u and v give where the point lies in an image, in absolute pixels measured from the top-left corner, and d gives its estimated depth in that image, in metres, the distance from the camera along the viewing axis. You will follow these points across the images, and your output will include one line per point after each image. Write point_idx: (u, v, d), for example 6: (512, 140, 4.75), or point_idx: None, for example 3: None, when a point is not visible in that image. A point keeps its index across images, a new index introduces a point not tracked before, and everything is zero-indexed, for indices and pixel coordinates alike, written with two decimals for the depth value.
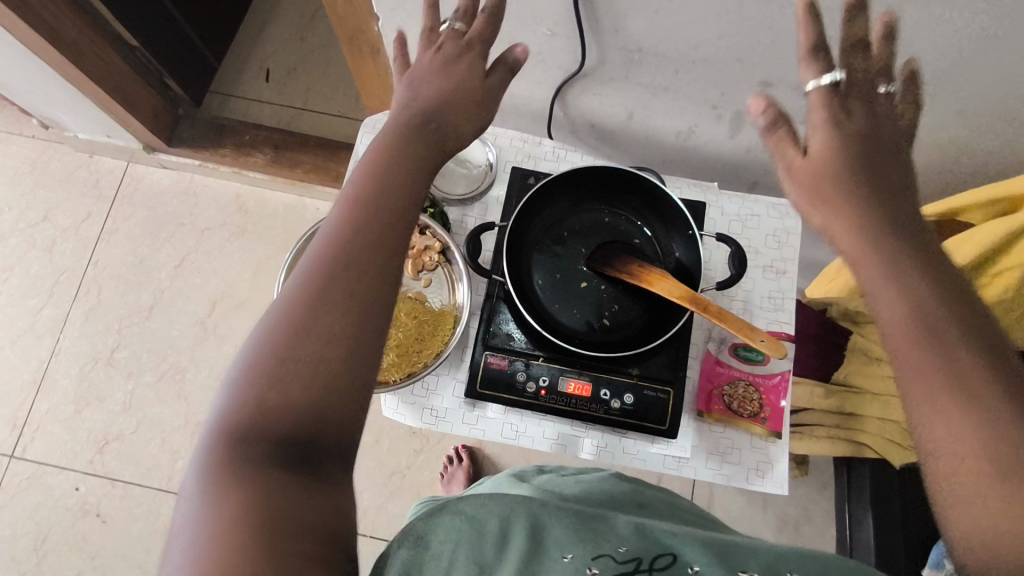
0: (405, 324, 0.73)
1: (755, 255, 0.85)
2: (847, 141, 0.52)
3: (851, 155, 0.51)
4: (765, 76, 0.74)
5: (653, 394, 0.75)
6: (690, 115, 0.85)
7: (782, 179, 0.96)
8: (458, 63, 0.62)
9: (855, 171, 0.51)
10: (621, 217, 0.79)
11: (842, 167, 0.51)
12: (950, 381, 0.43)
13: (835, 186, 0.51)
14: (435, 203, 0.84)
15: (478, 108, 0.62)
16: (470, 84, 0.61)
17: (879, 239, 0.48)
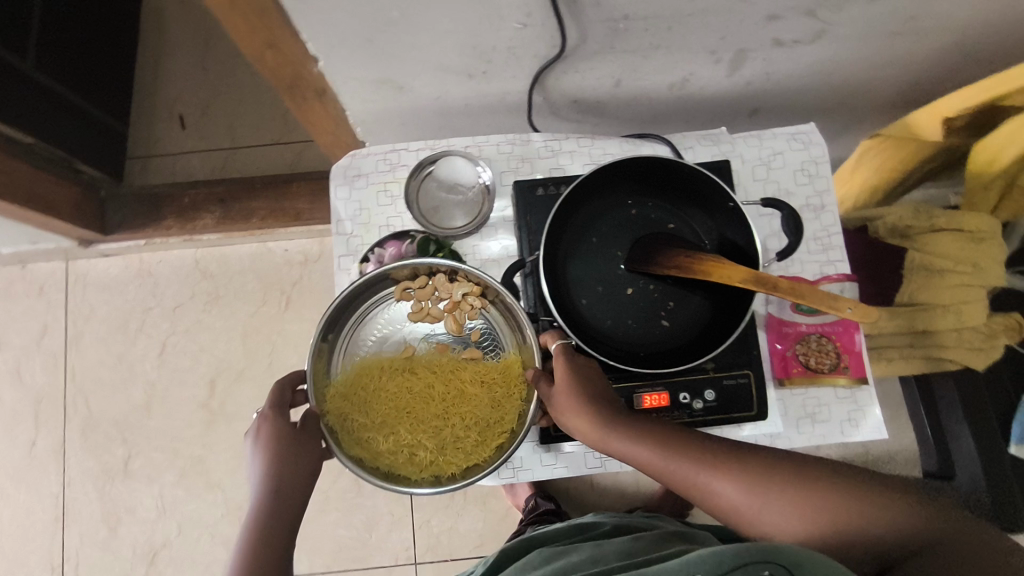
0: (474, 396, 0.70)
1: (788, 197, 0.79)
2: (581, 366, 0.64)
3: (587, 376, 0.63)
4: (771, 9, 0.66)
5: (733, 383, 0.70)
6: (685, 65, 0.77)
7: (784, 101, 0.89)
8: (268, 423, 0.64)
9: (595, 387, 0.62)
10: (648, 206, 0.72)
11: (586, 384, 0.62)
12: (753, 501, 0.54)
13: (590, 402, 0.60)
14: (441, 243, 0.75)
15: (312, 458, 0.63)
16: (288, 435, 0.63)
17: (639, 429, 0.59)
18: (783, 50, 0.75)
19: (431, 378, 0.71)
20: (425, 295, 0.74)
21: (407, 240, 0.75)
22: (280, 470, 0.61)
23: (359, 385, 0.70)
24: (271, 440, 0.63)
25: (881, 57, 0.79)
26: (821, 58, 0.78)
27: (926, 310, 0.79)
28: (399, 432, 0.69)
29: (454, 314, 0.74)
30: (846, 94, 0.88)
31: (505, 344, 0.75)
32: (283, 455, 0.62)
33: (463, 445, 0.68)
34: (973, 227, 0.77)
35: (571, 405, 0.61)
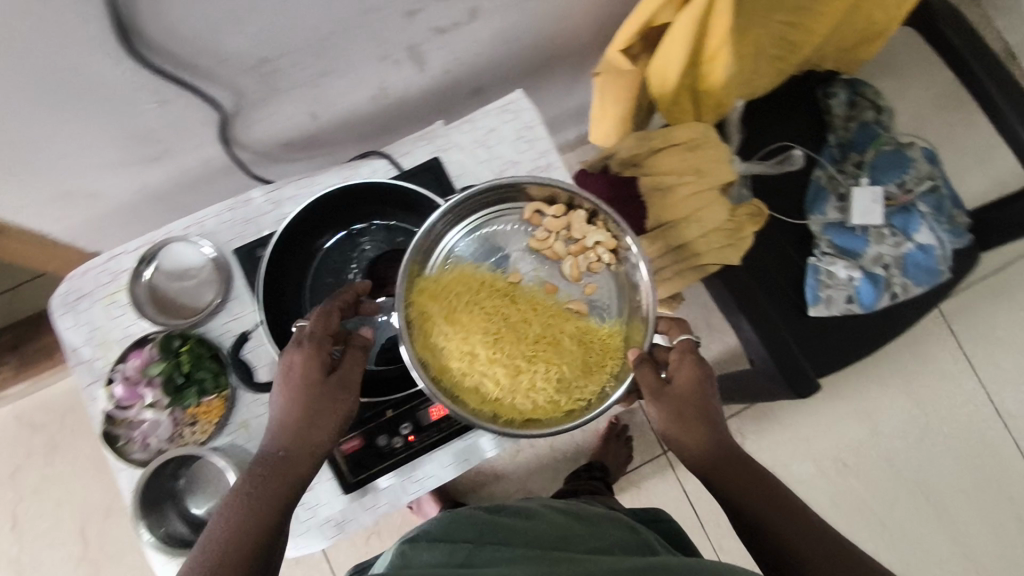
0: (566, 348, 0.67)
1: (515, 167, 0.81)
2: (703, 377, 0.62)
3: (705, 388, 0.62)
4: (404, 5, 0.65)
5: None
6: (369, 78, 0.76)
7: (495, 71, 0.90)
8: (300, 356, 0.57)
9: (706, 406, 0.62)
10: (372, 228, 0.72)
11: (697, 393, 0.62)
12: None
13: (687, 413, 0.61)
14: (185, 335, 0.72)
15: (335, 421, 0.57)
16: (316, 381, 0.56)
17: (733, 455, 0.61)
18: (453, 34, 0.76)
19: (532, 312, 0.68)
20: (555, 227, 0.71)
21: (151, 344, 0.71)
22: (295, 432, 0.55)
23: (452, 289, 0.68)
24: (296, 384, 0.56)
25: (554, 8, 0.81)
26: (497, 30, 0.79)
27: (672, 227, 0.83)
28: (478, 356, 0.65)
29: (574, 251, 0.71)
30: (550, 47, 0.90)
31: (619, 309, 0.71)
32: (296, 407, 0.56)
33: (537, 397, 0.64)
34: (685, 139, 0.82)
35: (664, 413, 0.61)
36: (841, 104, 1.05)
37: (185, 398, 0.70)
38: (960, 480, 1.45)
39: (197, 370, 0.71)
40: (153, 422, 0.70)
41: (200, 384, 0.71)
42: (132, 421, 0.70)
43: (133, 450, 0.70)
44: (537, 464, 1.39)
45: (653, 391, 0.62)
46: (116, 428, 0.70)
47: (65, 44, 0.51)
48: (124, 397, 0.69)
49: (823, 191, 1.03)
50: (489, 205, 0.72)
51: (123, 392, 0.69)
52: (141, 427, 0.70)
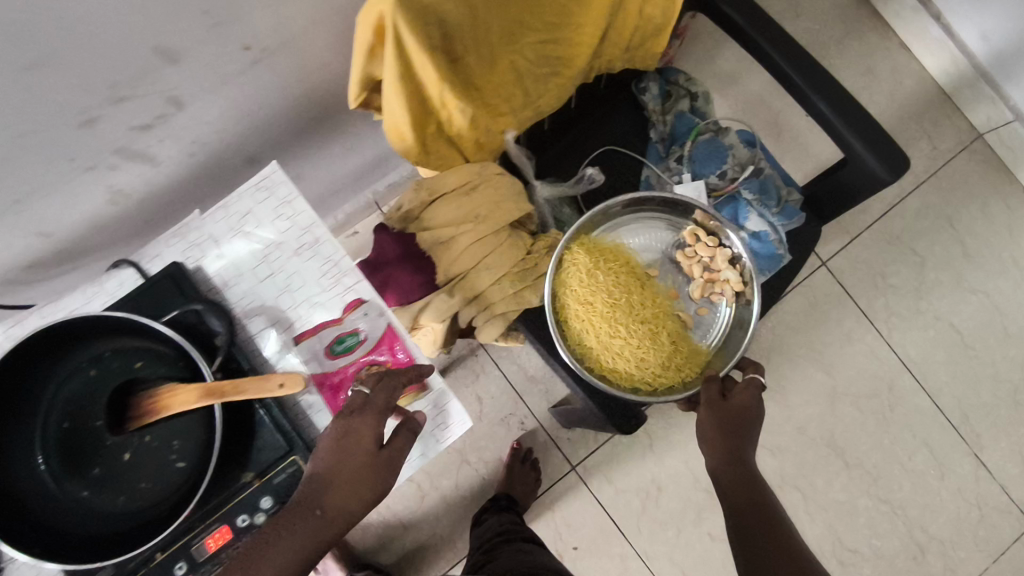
0: (660, 344, 0.87)
1: (279, 249, 0.74)
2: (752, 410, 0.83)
3: (745, 422, 0.82)
4: (67, 119, 0.59)
5: (284, 476, 0.66)
6: (90, 187, 0.69)
7: (259, 138, 0.83)
8: (362, 420, 0.65)
9: (735, 425, 0.81)
10: (97, 358, 0.64)
11: (738, 419, 0.82)
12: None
13: (726, 430, 0.81)
14: None
15: (379, 478, 0.64)
16: (367, 456, 0.63)
17: (745, 478, 0.77)
18: (169, 125, 0.69)
19: (653, 299, 0.90)
20: (694, 256, 0.93)
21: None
22: (348, 466, 0.63)
23: (603, 254, 0.89)
24: (345, 448, 0.63)
25: (289, 71, 0.74)
26: (226, 106, 0.72)
27: (462, 278, 0.77)
28: (598, 317, 0.86)
29: (706, 275, 0.93)
30: (315, 103, 0.83)
31: (709, 336, 0.94)
32: (344, 464, 0.63)
33: (626, 360, 0.86)
34: (460, 184, 0.76)
35: (715, 419, 0.82)
36: (655, 97, 1.00)
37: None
38: (873, 437, 1.43)
39: None
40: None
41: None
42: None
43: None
44: (445, 504, 1.34)
45: (712, 404, 0.83)
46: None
47: None
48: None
49: (652, 191, 0.98)
50: (655, 204, 0.94)
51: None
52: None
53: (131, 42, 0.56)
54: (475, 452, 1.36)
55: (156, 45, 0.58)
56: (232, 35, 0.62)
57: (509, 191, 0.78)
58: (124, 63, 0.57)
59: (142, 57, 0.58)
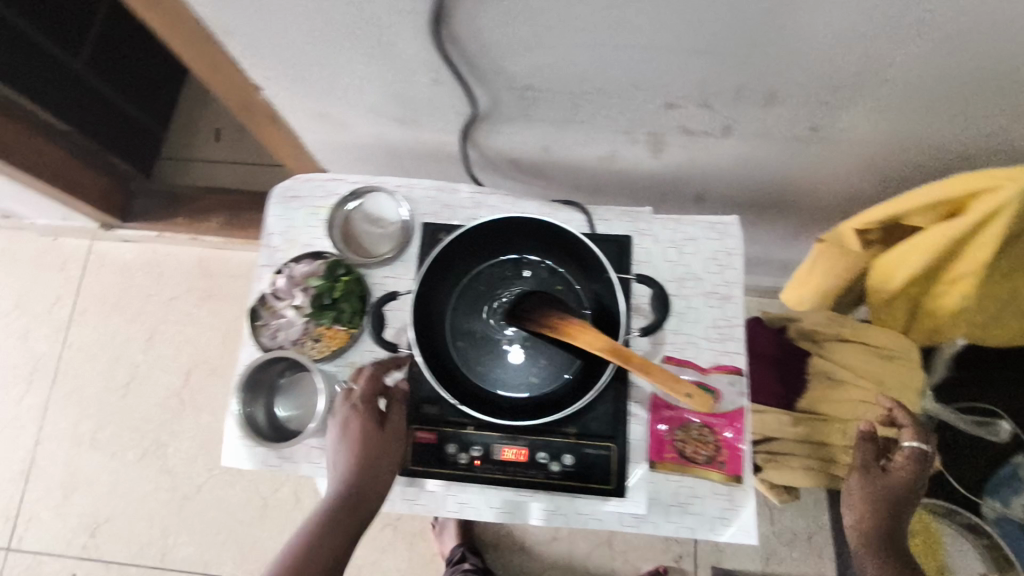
0: None
1: (695, 282, 0.79)
2: (914, 490, 0.67)
3: (908, 492, 0.67)
4: (666, 95, 0.68)
5: (594, 452, 0.70)
6: (606, 143, 0.80)
7: (720, 192, 0.90)
8: (356, 418, 0.68)
9: (893, 508, 0.66)
10: (542, 264, 0.74)
11: (901, 497, 0.67)
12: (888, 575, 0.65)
13: (875, 506, 0.66)
14: (351, 268, 0.80)
15: (389, 451, 0.68)
16: (374, 433, 0.68)
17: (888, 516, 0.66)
18: (698, 140, 0.76)
19: None
20: None
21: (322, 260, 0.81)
22: (360, 453, 0.66)
23: None
24: (366, 440, 0.67)
25: (806, 162, 0.78)
26: (743, 156, 0.78)
27: (823, 420, 0.76)
28: None
29: None
30: (784, 193, 0.88)
31: None
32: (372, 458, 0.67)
33: None
34: (881, 344, 0.76)
35: (863, 488, 0.67)
36: None
37: (324, 318, 0.79)
38: None
39: (343, 300, 0.79)
40: (291, 322, 0.79)
41: (338, 314, 0.78)
42: (275, 310, 0.80)
43: (264, 334, 0.79)
44: (565, 563, 1.30)
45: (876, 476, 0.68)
46: (262, 309, 0.80)
47: (384, 5, 0.58)
48: (282, 290, 0.80)
49: None
50: None
51: (283, 286, 0.79)
52: (280, 320, 0.80)
53: (769, 75, 0.63)
54: (623, 543, 1.31)
55: (775, 87, 0.65)
56: (819, 114, 0.68)
57: (916, 382, 0.76)
58: (744, 87, 0.65)
59: (756, 89, 0.65)
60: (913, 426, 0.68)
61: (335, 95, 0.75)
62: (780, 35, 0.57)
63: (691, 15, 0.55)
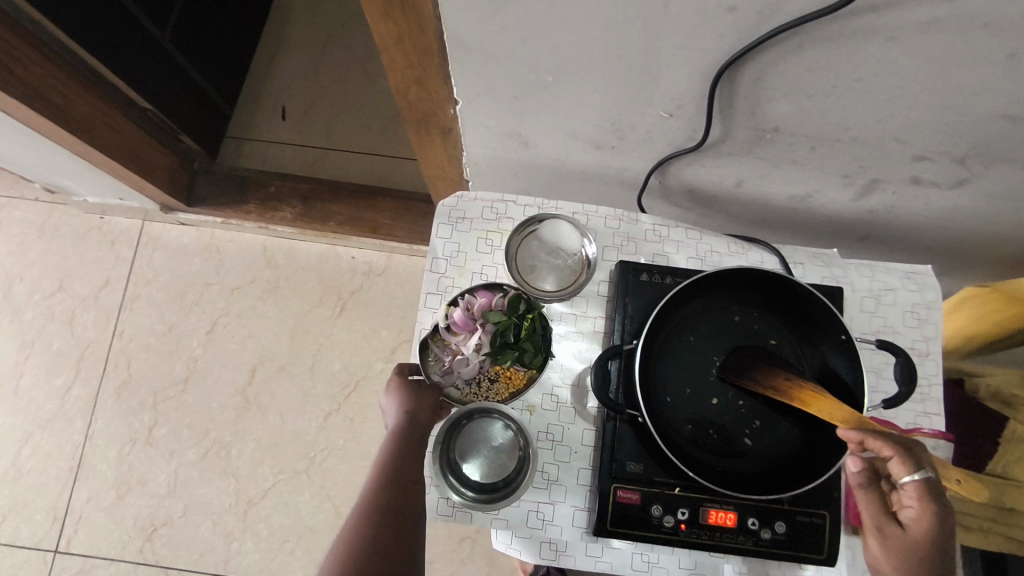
0: None
1: (894, 336, 0.76)
2: (949, 534, 0.55)
3: (945, 541, 0.56)
4: (922, 150, 0.63)
5: (807, 519, 0.66)
6: (812, 184, 0.75)
7: (895, 234, 0.86)
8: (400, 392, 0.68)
9: (935, 559, 0.56)
10: (755, 317, 0.69)
11: (935, 549, 0.56)
12: None
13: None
14: (532, 303, 0.69)
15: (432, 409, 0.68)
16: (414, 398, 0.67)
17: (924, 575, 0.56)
18: (919, 189, 0.72)
19: None
20: None
21: (499, 293, 0.71)
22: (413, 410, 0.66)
23: None
24: (412, 389, 0.67)
25: (1017, 215, 0.75)
26: (955, 205, 0.75)
27: (1016, 486, 0.75)
28: None
29: None
30: (963, 239, 0.85)
31: None
32: (419, 408, 0.67)
33: None
34: None
35: (892, 560, 0.58)
36: None
37: (505, 358, 0.67)
38: None
39: (527, 340, 0.67)
40: (466, 361, 0.69)
41: (523, 354, 0.67)
42: (447, 344, 0.70)
43: (436, 370, 0.70)
44: None
45: (887, 535, 0.58)
46: (433, 342, 0.70)
47: (678, 41, 0.51)
48: (458, 324, 0.67)
49: None
50: None
51: (459, 319, 0.67)
52: (453, 356, 0.69)
53: None
54: None
55: None
56: None
57: None
58: (1018, 148, 0.61)
59: None
60: (895, 463, 0.55)
61: (539, 116, 0.68)
62: None
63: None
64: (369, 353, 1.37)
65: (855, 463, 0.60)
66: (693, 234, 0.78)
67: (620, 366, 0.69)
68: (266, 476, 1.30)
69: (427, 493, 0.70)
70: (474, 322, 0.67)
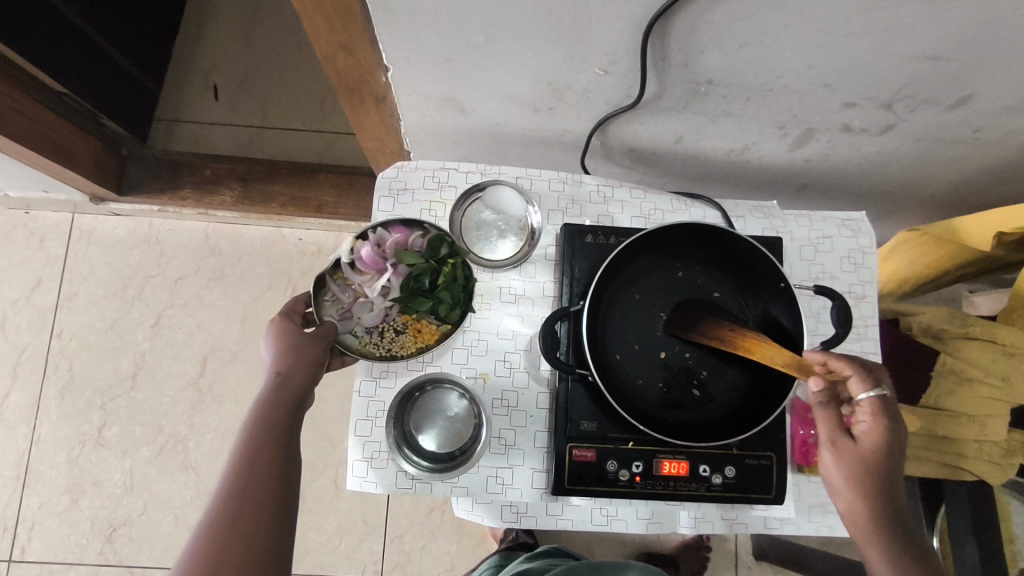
0: None
1: (831, 282, 0.78)
2: (896, 445, 0.59)
3: (892, 453, 0.59)
4: (851, 97, 0.65)
5: (755, 462, 0.69)
6: (749, 137, 0.76)
7: (831, 182, 0.89)
8: (282, 335, 0.62)
9: (886, 470, 0.59)
10: (697, 272, 0.70)
11: (884, 461, 0.59)
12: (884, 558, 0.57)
13: (867, 487, 0.58)
14: (454, 248, 0.70)
15: (312, 362, 0.61)
16: (295, 343, 0.61)
17: (873, 487, 0.58)
18: (851, 136, 0.74)
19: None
20: None
21: (417, 232, 0.70)
22: (291, 363, 0.60)
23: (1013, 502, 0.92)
24: (291, 336, 0.62)
25: (943, 156, 0.78)
26: (885, 150, 0.77)
27: (948, 416, 0.78)
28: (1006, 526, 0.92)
29: None
30: (895, 183, 0.88)
31: None
32: (298, 358, 0.60)
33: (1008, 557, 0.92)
34: (1008, 342, 0.77)
35: (846, 471, 0.59)
36: None
37: (417, 305, 0.68)
38: None
39: (442, 288, 0.68)
40: (370, 305, 0.69)
41: (438, 303, 0.68)
42: (349, 284, 0.70)
43: (334, 312, 0.69)
44: None
45: (843, 448, 0.59)
46: (333, 279, 0.69)
47: None
48: (366, 260, 0.68)
49: None
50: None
51: (367, 255, 0.67)
52: (355, 297, 0.69)
53: (972, 81, 0.61)
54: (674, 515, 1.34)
55: (968, 92, 0.63)
56: (993, 118, 0.68)
57: None
58: (940, 90, 0.63)
59: (950, 94, 0.64)
60: (858, 373, 0.61)
61: (475, 79, 0.66)
62: (1014, 45, 0.55)
63: (944, 17, 0.52)
64: None
65: (818, 381, 0.59)
66: (636, 193, 0.79)
67: (569, 327, 0.70)
68: None
69: (385, 467, 0.70)
70: (383, 258, 0.68)
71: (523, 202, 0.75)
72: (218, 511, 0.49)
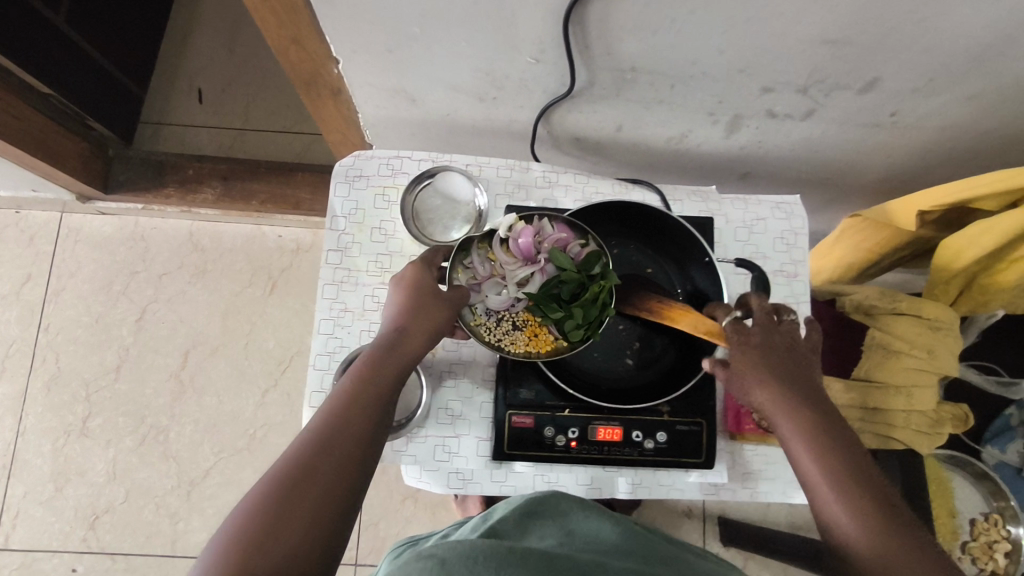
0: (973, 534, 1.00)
1: (764, 262, 0.82)
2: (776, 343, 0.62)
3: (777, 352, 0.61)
4: (767, 82, 0.69)
5: (686, 428, 0.73)
6: (683, 124, 0.81)
7: (771, 170, 0.93)
8: (416, 291, 0.64)
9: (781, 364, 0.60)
10: (632, 249, 0.75)
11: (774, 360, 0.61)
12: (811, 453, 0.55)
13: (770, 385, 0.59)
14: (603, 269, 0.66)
15: (427, 333, 0.62)
16: (422, 303, 0.63)
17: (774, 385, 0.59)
18: (778, 122, 0.78)
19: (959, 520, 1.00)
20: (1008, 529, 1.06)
21: (580, 239, 0.67)
22: (409, 325, 0.61)
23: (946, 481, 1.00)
24: (415, 296, 0.63)
25: (869, 141, 0.83)
26: (813, 135, 0.82)
27: (878, 388, 0.82)
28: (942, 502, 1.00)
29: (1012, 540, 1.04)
30: (832, 170, 0.92)
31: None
32: (417, 324, 0.62)
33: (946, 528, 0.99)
34: (934, 317, 0.81)
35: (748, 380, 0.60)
36: None
37: (548, 311, 0.65)
38: None
39: (584, 302, 0.64)
40: (501, 288, 0.67)
41: (567, 317, 0.65)
42: (489, 259, 0.68)
43: (465, 279, 0.68)
44: None
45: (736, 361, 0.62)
46: (479, 246, 0.67)
47: None
48: (520, 248, 0.65)
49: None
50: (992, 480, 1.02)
51: (524, 245, 0.65)
52: (490, 275, 0.68)
53: (875, 65, 0.66)
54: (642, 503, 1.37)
55: (874, 77, 0.68)
56: (905, 102, 0.73)
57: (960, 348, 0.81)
58: (848, 75, 0.68)
59: (858, 79, 0.68)
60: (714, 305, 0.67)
61: (420, 70, 0.71)
62: (904, 31, 0.60)
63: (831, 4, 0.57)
64: (302, 329, 1.39)
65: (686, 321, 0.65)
66: (579, 179, 0.83)
67: None
68: (206, 456, 1.32)
69: None
70: (540, 263, 0.66)
71: (470, 187, 0.80)
72: (286, 466, 0.50)
